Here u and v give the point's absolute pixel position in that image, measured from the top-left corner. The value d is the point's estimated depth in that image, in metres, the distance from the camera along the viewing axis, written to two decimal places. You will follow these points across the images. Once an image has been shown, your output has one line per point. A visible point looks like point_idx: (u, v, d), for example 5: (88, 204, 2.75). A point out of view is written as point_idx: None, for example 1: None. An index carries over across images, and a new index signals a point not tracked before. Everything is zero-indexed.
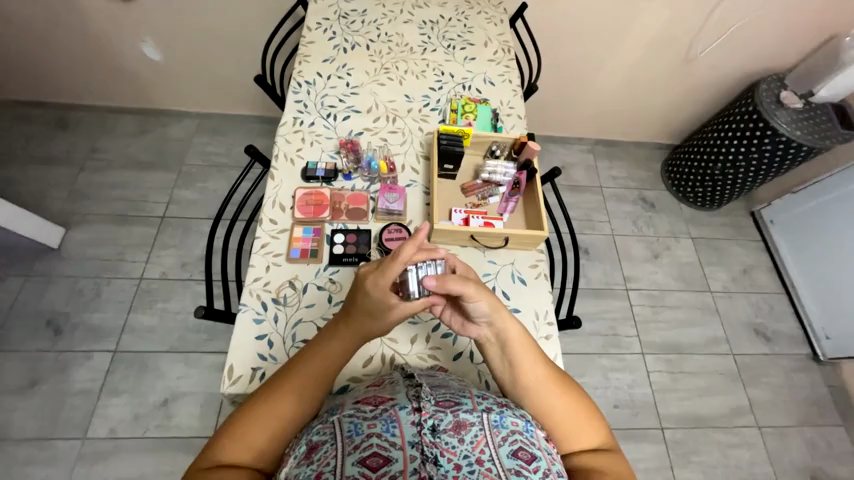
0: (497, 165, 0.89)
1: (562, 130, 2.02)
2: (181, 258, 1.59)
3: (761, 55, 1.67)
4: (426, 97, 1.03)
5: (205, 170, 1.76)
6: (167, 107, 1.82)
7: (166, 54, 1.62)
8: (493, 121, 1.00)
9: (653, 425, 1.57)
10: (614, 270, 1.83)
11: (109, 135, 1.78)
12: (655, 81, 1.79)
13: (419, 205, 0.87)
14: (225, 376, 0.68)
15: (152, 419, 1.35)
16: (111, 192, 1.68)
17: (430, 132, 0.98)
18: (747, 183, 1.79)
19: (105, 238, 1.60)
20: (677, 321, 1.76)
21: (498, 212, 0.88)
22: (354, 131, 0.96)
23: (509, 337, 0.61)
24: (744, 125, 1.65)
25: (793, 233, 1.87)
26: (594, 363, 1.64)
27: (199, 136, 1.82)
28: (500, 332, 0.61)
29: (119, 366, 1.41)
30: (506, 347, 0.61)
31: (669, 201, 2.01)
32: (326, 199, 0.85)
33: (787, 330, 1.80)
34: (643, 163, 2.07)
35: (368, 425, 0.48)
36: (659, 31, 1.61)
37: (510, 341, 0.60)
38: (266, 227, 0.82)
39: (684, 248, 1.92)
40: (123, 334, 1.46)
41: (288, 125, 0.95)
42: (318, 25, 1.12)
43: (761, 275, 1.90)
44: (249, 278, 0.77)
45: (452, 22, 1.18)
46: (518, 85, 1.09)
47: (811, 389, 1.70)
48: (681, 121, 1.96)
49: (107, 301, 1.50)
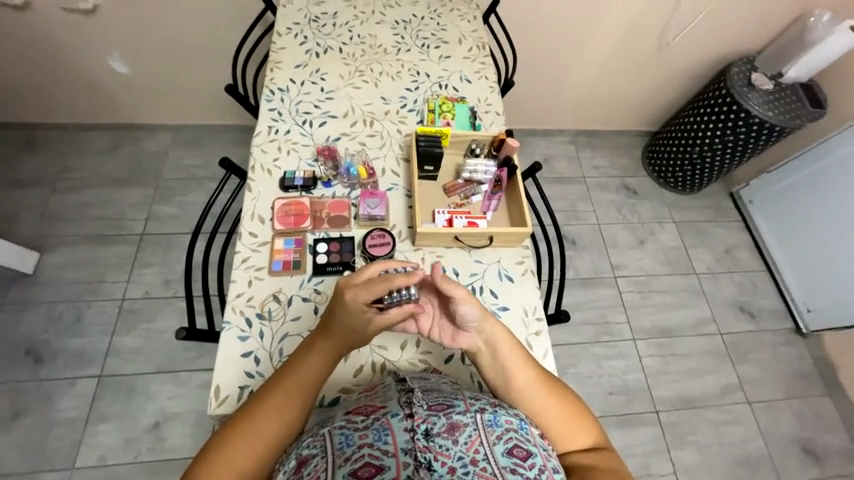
0: (477, 163, 0.88)
1: (543, 122, 2.03)
2: (163, 276, 1.55)
3: (732, 39, 1.70)
4: (403, 98, 1.02)
5: (183, 183, 1.72)
6: (139, 121, 1.77)
7: (134, 66, 1.57)
8: (471, 119, 1.00)
9: (649, 409, 1.59)
10: (602, 259, 1.85)
11: (80, 153, 1.72)
12: (631, 70, 1.81)
13: (401, 208, 0.86)
14: (212, 397, 0.66)
15: (144, 443, 1.32)
16: (85, 212, 1.63)
17: (409, 134, 0.96)
18: (725, 166, 1.82)
19: (82, 260, 1.55)
20: (665, 305, 1.79)
21: (482, 211, 0.87)
22: (331, 137, 0.94)
23: (496, 340, 0.63)
24: (718, 109, 1.68)
25: (772, 211, 1.91)
26: (587, 352, 1.66)
27: (174, 149, 1.77)
28: (486, 337, 0.63)
29: (105, 391, 1.37)
30: (495, 352, 0.63)
31: (651, 187, 2.04)
32: (306, 208, 0.84)
33: (771, 306, 1.85)
34: (624, 151, 2.10)
35: (360, 435, 0.47)
36: (631, 20, 1.63)
37: (496, 344, 0.63)
38: (246, 241, 0.80)
39: (668, 233, 1.95)
40: (107, 358, 1.41)
41: (263, 134, 0.93)
42: (288, 31, 1.09)
43: (743, 254, 1.95)
44: (231, 295, 0.75)
45: (425, 20, 1.17)
46: (495, 81, 1.09)
47: (796, 362, 1.75)
48: (658, 107, 1.99)
49: (89, 325, 1.45)
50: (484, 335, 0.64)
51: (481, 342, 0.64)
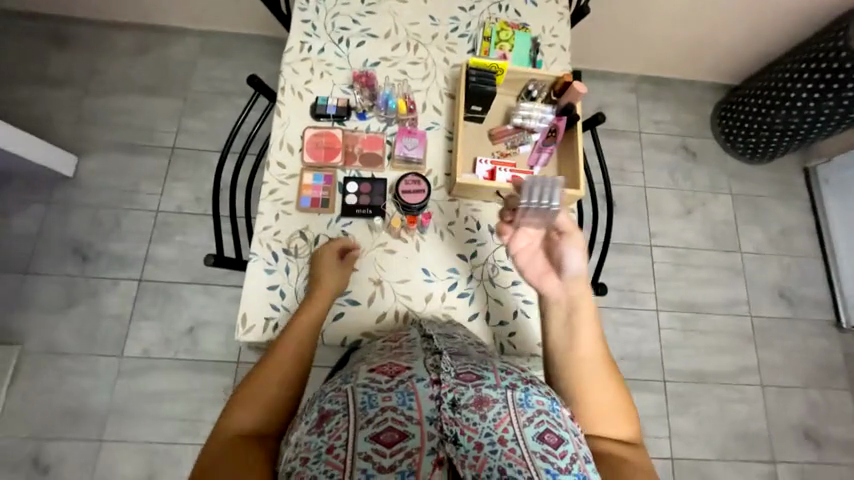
0: (533, 108, 0.77)
1: (606, 63, 1.78)
2: (194, 192, 1.57)
3: None
4: (455, 20, 0.87)
5: (211, 97, 1.65)
6: (167, 22, 1.65)
7: None
8: (531, 53, 0.85)
9: (656, 377, 1.61)
10: (641, 225, 1.73)
11: (108, 54, 1.65)
12: (726, 5, 1.51)
13: (440, 153, 0.79)
14: (239, 324, 0.68)
15: (181, 344, 1.45)
16: (117, 118, 1.61)
17: (457, 65, 0.84)
18: (810, 135, 1.57)
19: (118, 167, 1.57)
20: (698, 280, 1.70)
21: (528, 165, 0.78)
22: (369, 61, 0.83)
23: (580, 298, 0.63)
24: (825, 68, 1.39)
25: (847, 193, 1.72)
26: (604, 316, 1.64)
27: (203, 58, 1.67)
28: (574, 292, 0.64)
29: (145, 293, 1.48)
30: (574, 312, 0.63)
31: (715, 152, 1.82)
32: (337, 142, 0.77)
33: (815, 295, 1.73)
34: (693, 105, 1.84)
35: (384, 398, 0.47)
36: None
37: (579, 302, 0.63)
38: (274, 171, 0.76)
39: (721, 205, 1.78)
40: (146, 265, 1.50)
41: (294, 51, 0.83)
42: None
43: (800, 238, 1.78)
44: (258, 226, 0.73)
45: None
46: (566, 6, 0.91)
47: (824, 354, 1.68)
48: (747, 56, 1.69)
49: (127, 231, 1.52)
50: (569, 293, 0.64)
51: (564, 298, 0.64)
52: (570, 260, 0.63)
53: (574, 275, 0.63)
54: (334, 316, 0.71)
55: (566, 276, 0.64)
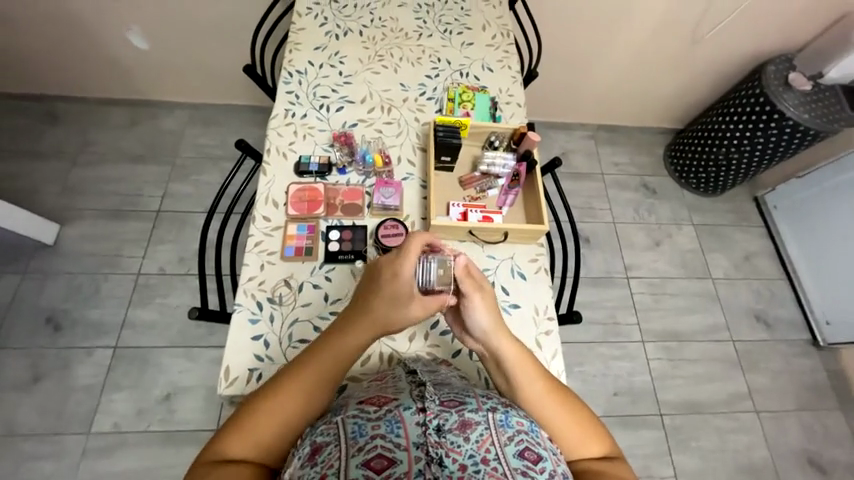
0: (495, 156, 0.86)
1: (563, 116, 1.98)
2: (177, 253, 1.58)
3: (770, 36, 1.60)
4: (423, 86, 0.99)
5: (199, 162, 1.73)
6: (158, 98, 1.78)
7: (153, 42, 1.56)
8: (491, 110, 0.97)
9: (653, 412, 1.58)
10: (615, 259, 1.81)
11: (100, 128, 1.74)
12: (658, 65, 1.74)
13: (416, 199, 0.85)
14: (222, 377, 0.67)
15: (156, 414, 1.36)
16: (104, 186, 1.66)
17: (426, 123, 0.94)
18: (751, 169, 1.75)
19: (101, 233, 1.58)
20: (677, 309, 1.76)
21: (497, 206, 0.86)
22: (348, 123, 0.93)
23: (501, 351, 0.60)
24: (749, 111, 1.61)
25: (795, 218, 1.85)
26: (593, 352, 1.64)
27: (191, 128, 1.78)
28: (492, 345, 0.62)
29: (120, 361, 1.41)
30: (502, 364, 0.61)
31: (671, 187, 1.98)
32: (320, 195, 0.83)
33: (788, 316, 1.80)
34: (645, 148, 2.03)
35: (373, 426, 0.47)
36: (660, 12, 1.54)
37: (501, 355, 0.61)
38: (259, 224, 0.80)
39: (686, 235, 1.90)
40: (123, 330, 1.45)
41: (279, 117, 0.92)
42: (308, 11, 1.07)
43: (763, 261, 1.89)
44: (244, 277, 0.75)
45: (448, 5, 1.14)
46: (518, 71, 1.05)
47: (809, 374, 1.71)
48: (684, 105, 1.92)
49: (105, 297, 1.49)
50: (490, 346, 0.62)
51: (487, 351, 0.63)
52: (474, 321, 0.62)
53: (483, 331, 0.62)
54: None
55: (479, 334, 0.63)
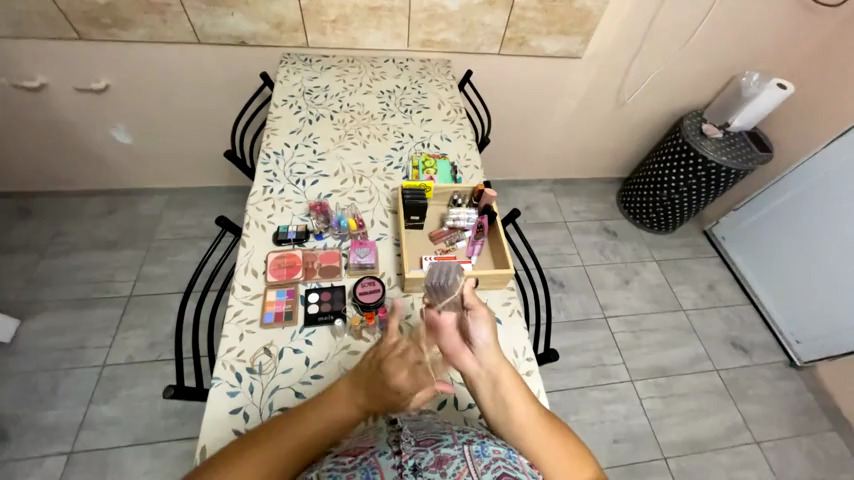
0: (459, 212, 0.94)
1: (522, 173, 2.18)
2: (148, 338, 1.51)
3: (681, 97, 1.90)
4: (389, 157, 1.11)
5: (176, 243, 1.75)
6: (137, 186, 1.84)
7: (135, 137, 1.67)
8: (452, 173, 1.08)
9: (656, 456, 1.52)
10: (591, 300, 1.88)
11: (75, 219, 1.76)
12: (596, 126, 2.00)
13: (390, 256, 0.91)
14: (197, 459, 0.64)
15: None
16: (74, 275, 1.62)
17: (395, 188, 1.04)
18: (692, 206, 1.95)
19: (66, 325, 1.51)
20: (658, 343, 1.80)
21: (466, 256, 0.92)
22: (323, 194, 1.01)
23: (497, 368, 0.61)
24: (679, 156, 1.84)
25: (743, 246, 2.02)
26: (585, 397, 1.62)
27: (169, 212, 1.83)
28: (490, 363, 0.62)
29: (75, 469, 1.26)
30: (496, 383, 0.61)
31: (629, 228, 2.15)
32: (298, 260, 0.87)
33: (761, 340, 1.87)
34: (599, 196, 2.24)
35: (348, 477, 0.47)
36: (589, 86, 1.81)
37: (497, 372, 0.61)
38: (238, 294, 0.82)
39: (651, 271, 2.02)
40: (81, 431, 1.32)
41: (258, 193, 0.99)
42: (284, 102, 1.22)
43: (726, 289, 2.01)
44: (222, 349, 0.75)
45: (407, 90, 1.33)
46: (472, 139, 1.20)
47: (796, 396, 1.73)
48: (625, 156, 2.17)
49: (64, 395, 1.38)
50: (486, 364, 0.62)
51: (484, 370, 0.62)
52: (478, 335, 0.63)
53: (483, 346, 0.62)
54: None
55: (479, 349, 0.62)
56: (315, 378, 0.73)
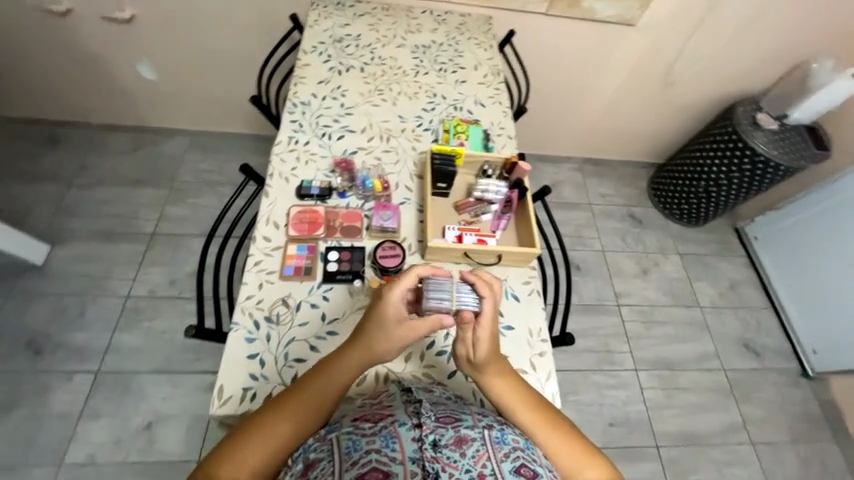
0: (489, 183, 0.90)
1: (552, 148, 2.08)
2: (169, 276, 1.56)
3: (738, 80, 1.73)
4: (419, 118, 1.06)
5: (198, 186, 1.76)
6: (160, 125, 1.83)
7: (161, 73, 1.63)
8: (484, 141, 1.03)
9: (649, 443, 1.55)
10: (606, 286, 1.85)
11: (101, 153, 1.78)
12: (639, 104, 1.86)
13: (413, 222, 0.88)
14: (215, 397, 0.66)
15: (133, 445, 1.29)
16: (100, 208, 1.66)
17: (423, 151, 1.00)
18: (729, 201, 1.85)
19: (92, 255, 1.57)
20: (668, 337, 1.78)
21: (491, 230, 0.89)
22: (348, 150, 0.97)
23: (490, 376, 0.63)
24: (725, 146, 1.71)
25: (774, 249, 1.93)
26: (587, 380, 1.63)
27: (192, 154, 1.83)
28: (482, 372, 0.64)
29: (100, 388, 1.36)
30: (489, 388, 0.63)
31: (656, 217, 2.07)
32: (320, 217, 0.86)
33: (776, 345, 1.83)
34: (630, 180, 2.14)
35: (367, 441, 0.50)
36: (639, 58, 1.67)
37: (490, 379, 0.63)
38: (259, 244, 0.82)
39: (673, 264, 1.95)
40: (106, 355, 1.41)
41: (283, 143, 0.96)
42: (313, 49, 1.15)
43: (748, 290, 1.94)
44: (242, 296, 0.76)
45: (444, 46, 1.24)
46: (508, 106, 1.13)
47: (802, 404, 1.71)
48: (665, 141, 2.04)
49: (91, 320, 1.46)
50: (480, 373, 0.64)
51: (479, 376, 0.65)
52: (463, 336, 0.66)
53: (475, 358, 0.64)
54: None
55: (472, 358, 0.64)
56: (329, 335, 0.74)
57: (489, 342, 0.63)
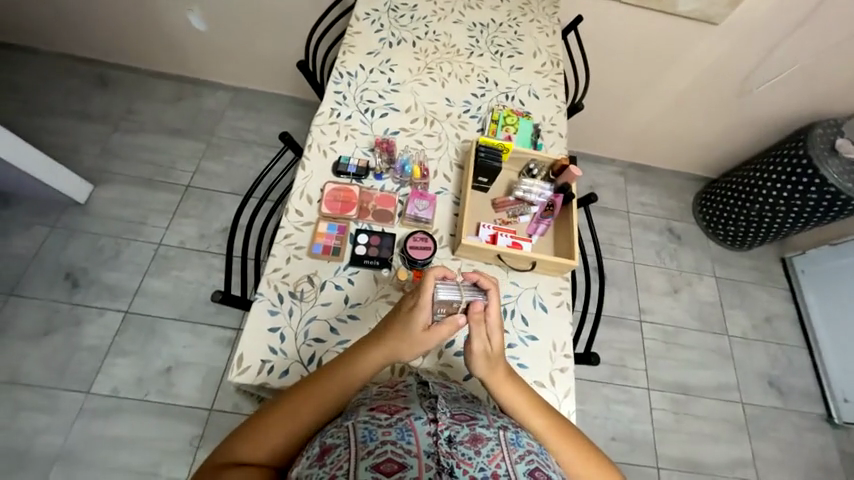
0: (533, 184, 0.86)
1: (597, 148, 1.97)
2: (199, 229, 1.61)
3: (822, 97, 1.55)
4: (467, 103, 1.00)
5: (234, 144, 1.77)
6: (204, 77, 1.83)
7: (210, 25, 1.62)
8: (533, 137, 0.97)
9: (650, 464, 1.53)
10: (631, 300, 1.78)
11: (146, 99, 1.80)
12: (702, 112, 1.71)
13: (447, 214, 0.85)
14: (234, 364, 0.68)
15: (154, 385, 1.37)
16: (141, 154, 1.70)
17: (467, 140, 0.95)
18: (782, 229, 1.71)
19: (130, 200, 1.62)
20: (688, 361, 1.71)
21: (527, 233, 0.85)
22: (390, 130, 0.94)
23: (500, 378, 0.61)
24: (791, 170, 1.56)
25: (822, 286, 1.79)
26: (596, 391, 1.60)
27: (232, 110, 1.83)
28: (491, 372, 0.62)
29: (128, 327, 1.44)
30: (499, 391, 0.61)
31: (697, 235, 1.94)
32: (354, 197, 0.83)
33: (803, 386, 1.73)
34: (675, 192, 2.01)
35: (383, 432, 0.49)
36: (713, 61, 1.53)
37: (500, 381, 0.61)
38: (291, 218, 0.81)
39: (706, 287, 1.85)
40: (136, 297, 1.48)
41: (325, 115, 0.94)
42: (366, 16, 1.09)
43: (784, 325, 1.83)
44: (269, 268, 0.76)
45: (503, 27, 1.15)
46: (563, 101, 1.05)
47: (820, 451, 1.63)
48: (722, 155, 1.89)
49: (124, 262, 1.53)
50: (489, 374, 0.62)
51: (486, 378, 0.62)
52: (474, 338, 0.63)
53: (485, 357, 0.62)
54: None
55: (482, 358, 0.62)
56: (350, 318, 0.73)
57: (499, 338, 0.63)
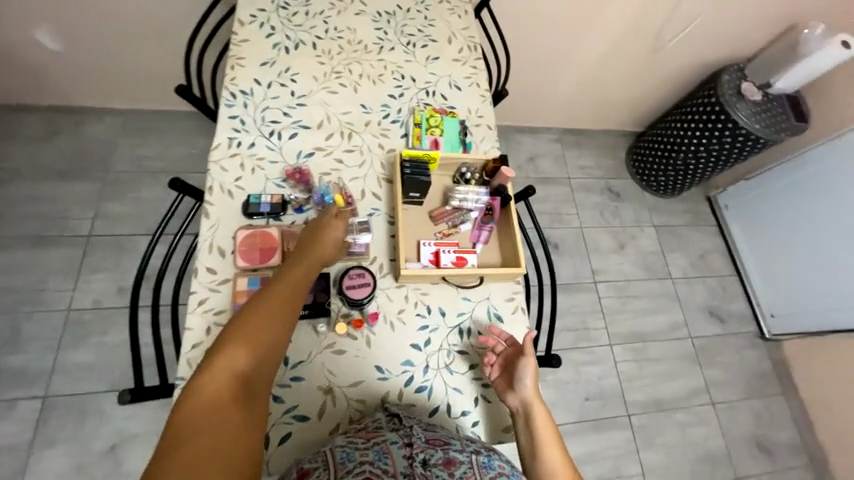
0: (468, 191, 0.80)
1: (532, 120, 1.95)
2: (114, 283, 1.40)
3: (725, 44, 1.63)
4: (385, 107, 0.91)
5: (136, 177, 1.54)
6: (80, 103, 1.55)
7: (69, 42, 1.35)
8: (461, 136, 0.90)
9: (621, 413, 1.64)
10: (583, 264, 1.84)
11: (10, 140, 1.49)
12: (622, 72, 1.74)
13: (383, 238, 0.78)
14: None
15: (100, 468, 1.22)
16: (20, 208, 1.43)
17: (392, 150, 0.87)
18: (706, 172, 1.82)
19: (19, 265, 1.37)
20: (642, 310, 1.82)
21: (471, 242, 0.81)
22: (303, 152, 0.83)
23: (534, 410, 0.64)
24: (707, 118, 1.65)
25: (744, 217, 1.96)
26: (565, 359, 1.67)
27: (124, 138, 1.57)
28: (528, 403, 0.65)
29: (51, 413, 1.24)
30: (530, 421, 0.63)
31: (634, 190, 2.03)
32: (274, 241, 0.74)
33: (738, 311, 1.92)
34: (609, 151, 2.06)
35: (361, 453, 0.48)
36: (625, 22, 1.54)
37: (533, 411, 0.64)
38: (203, 279, 0.70)
39: (648, 237, 1.96)
40: (53, 377, 1.28)
41: (222, 147, 0.80)
42: (251, 19, 0.94)
43: (717, 259, 1.99)
44: (186, 345, 0.65)
45: (411, 13, 1.05)
46: (487, 89, 0.99)
47: (758, 364, 1.84)
48: (647, 109, 1.95)
49: (29, 340, 1.30)
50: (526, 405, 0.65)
51: (521, 408, 0.66)
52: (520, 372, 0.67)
53: (526, 389, 0.66)
54: (279, 439, 0.63)
55: (521, 389, 0.66)
56: (295, 381, 0.66)
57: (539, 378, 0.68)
